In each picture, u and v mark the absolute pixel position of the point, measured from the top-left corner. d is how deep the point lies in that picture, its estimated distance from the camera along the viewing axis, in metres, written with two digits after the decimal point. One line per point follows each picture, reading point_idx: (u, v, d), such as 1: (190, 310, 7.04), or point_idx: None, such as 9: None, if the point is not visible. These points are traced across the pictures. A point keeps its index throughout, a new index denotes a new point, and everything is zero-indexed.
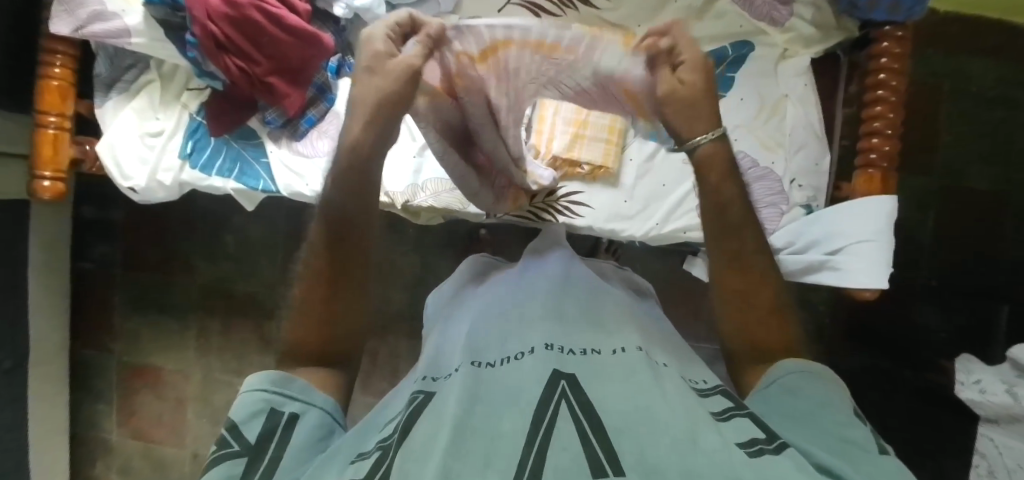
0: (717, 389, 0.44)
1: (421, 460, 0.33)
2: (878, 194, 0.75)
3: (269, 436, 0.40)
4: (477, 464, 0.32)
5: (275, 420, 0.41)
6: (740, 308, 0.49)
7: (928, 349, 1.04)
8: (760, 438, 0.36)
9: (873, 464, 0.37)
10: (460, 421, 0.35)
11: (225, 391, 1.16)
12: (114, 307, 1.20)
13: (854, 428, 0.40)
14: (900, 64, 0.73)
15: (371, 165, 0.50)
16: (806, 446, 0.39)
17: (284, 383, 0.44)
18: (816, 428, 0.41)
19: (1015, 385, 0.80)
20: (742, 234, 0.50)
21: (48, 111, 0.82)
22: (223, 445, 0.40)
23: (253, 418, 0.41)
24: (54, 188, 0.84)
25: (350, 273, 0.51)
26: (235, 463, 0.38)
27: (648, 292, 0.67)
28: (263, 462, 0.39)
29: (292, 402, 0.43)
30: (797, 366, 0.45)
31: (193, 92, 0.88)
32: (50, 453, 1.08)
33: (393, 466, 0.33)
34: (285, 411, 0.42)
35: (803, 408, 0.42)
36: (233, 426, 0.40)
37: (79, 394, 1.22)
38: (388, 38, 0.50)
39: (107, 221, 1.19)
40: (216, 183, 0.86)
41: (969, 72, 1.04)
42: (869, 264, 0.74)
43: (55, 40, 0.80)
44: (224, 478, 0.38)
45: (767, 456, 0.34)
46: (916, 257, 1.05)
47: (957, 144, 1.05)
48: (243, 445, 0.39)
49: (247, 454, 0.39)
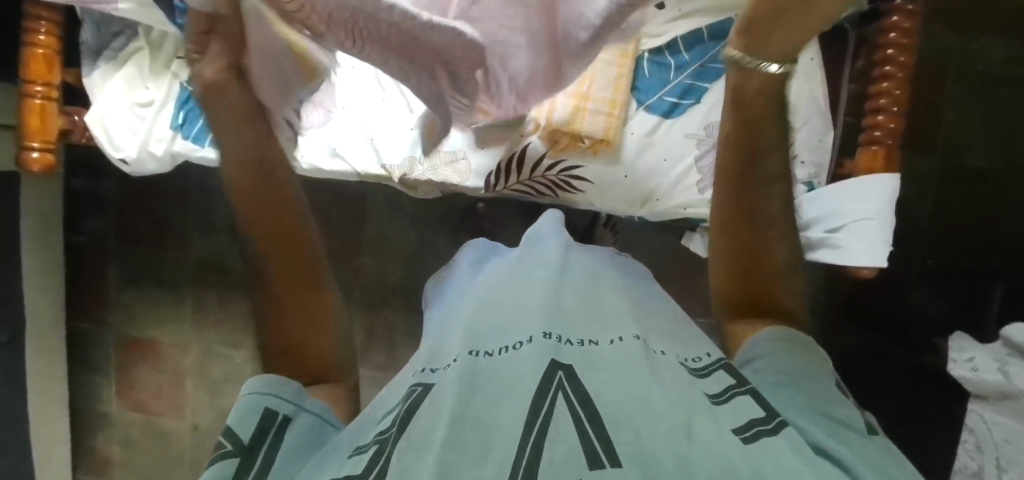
0: (717, 367, 0.44)
1: (419, 453, 0.33)
2: (880, 172, 0.74)
3: (264, 432, 0.41)
4: (473, 458, 0.32)
5: (270, 420, 0.42)
6: (737, 273, 0.47)
7: (920, 327, 1.01)
8: (758, 419, 0.37)
9: (864, 445, 0.37)
10: (458, 412, 0.35)
11: (223, 364, 1.16)
12: (109, 280, 1.19)
13: (843, 408, 0.40)
14: (909, 39, 0.71)
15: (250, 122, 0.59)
16: (804, 425, 0.38)
17: (276, 387, 0.46)
18: (809, 404, 0.40)
19: (1007, 364, 0.84)
20: (750, 191, 0.45)
21: (35, 81, 0.80)
22: (219, 446, 0.40)
23: (249, 419, 0.42)
24: (43, 160, 0.82)
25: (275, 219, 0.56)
26: (229, 462, 0.39)
27: (642, 282, 0.65)
28: (256, 462, 0.39)
29: (286, 404, 0.44)
30: (791, 339, 0.46)
31: (183, 60, 0.85)
32: (50, 424, 1.09)
33: (390, 460, 0.34)
34: (280, 412, 0.43)
35: (801, 377, 0.43)
36: (227, 430, 0.41)
37: (77, 366, 1.22)
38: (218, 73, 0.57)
39: (97, 193, 1.17)
40: (208, 154, 0.84)
41: (977, 49, 1.02)
42: (870, 242, 0.74)
43: (38, 6, 0.77)
44: (217, 476, 0.38)
45: (763, 440, 0.34)
46: (911, 236, 1.07)
47: (959, 122, 1.04)
48: (237, 445, 0.40)
49: (240, 454, 0.39)
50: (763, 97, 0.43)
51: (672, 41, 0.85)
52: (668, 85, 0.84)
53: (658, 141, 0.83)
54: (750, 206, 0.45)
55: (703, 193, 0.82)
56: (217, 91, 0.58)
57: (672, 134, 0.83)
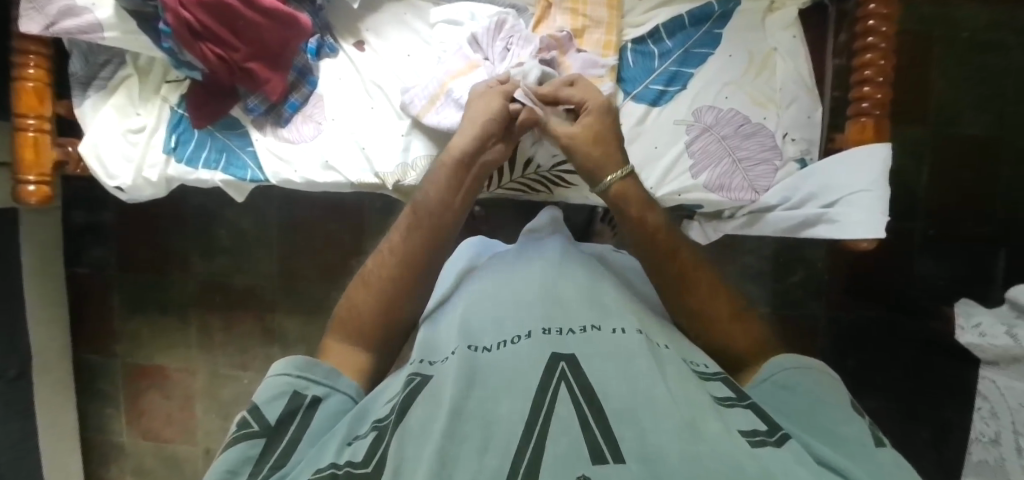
0: (718, 376, 0.44)
1: (420, 444, 0.34)
2: (872, 142, 0.74)
3: (290, 415, 0.43)
4: (474, 448, 0.33)
5: (298, 402, 0.44)
6: (706, 322, 0.54)
7: (926, 295, 1.05)
8: (761, 429, 0.36)
9: (870, 459, 0.38)
10: (457, 403, 0.35)
11: (233, 385, 1.16)
12: (114, 309, 1.19)
13: (846, 424, 0.41)
14: (889, 9, 0.72)
15: (467, 158, 0.65)
16: (809, 440, 0.39)
17: (308, 368, 0.46)
18: (816, 423, 0.42)
19: (1014, 327, 0.81)
20: (681, 257, 0.57)
21: (27, 114, 0.80)
22: (245, 424, 0.41)
23: (276, 399, 0.43)
24: (40, 192, 0.83)
25: (416, 247, 0.58)
26: (254, 443, 0.40)
27: (631, 275, 0.62)
28: (277, 448, 0.41)
29: (317, 386, 0.45)
30: (795, 361, 0.47)
31: (172, 84, 0.86)
32: (62, 458, 1.09)
33: (391, 450, 0.34)
34: (308, 394, 0.44)
35: (800, 402, 0.44)
36: (255, 407, 0.42)
37: (86, 398, 1.22)
38: (489, 89, 0.71)
39: (98, 224, 1.17)
40: (203, 176, 0.85)
41: (960, 17, 1.03)
42: (871, 215, 0.72)
43: (26, 39, 0.78)
44: (244, 455, 0.39)
45: (769, 446, 0.34)
46: (912, 206, 1.05)
47: (950, 91, 1.04)
48: (263, 426, 0.41)
49: (266, 435, 0.41)
50: (628, 192, 0.62)
51: (654, 30, 0.85)
52: (654, 74, 0.85)
53: (647, 130, 0.83)
54: (683, 270, 0.56)
55: (697, 178, 0.80)
56: (486, 96, 0.69)
57: (661, 124, 0.83)
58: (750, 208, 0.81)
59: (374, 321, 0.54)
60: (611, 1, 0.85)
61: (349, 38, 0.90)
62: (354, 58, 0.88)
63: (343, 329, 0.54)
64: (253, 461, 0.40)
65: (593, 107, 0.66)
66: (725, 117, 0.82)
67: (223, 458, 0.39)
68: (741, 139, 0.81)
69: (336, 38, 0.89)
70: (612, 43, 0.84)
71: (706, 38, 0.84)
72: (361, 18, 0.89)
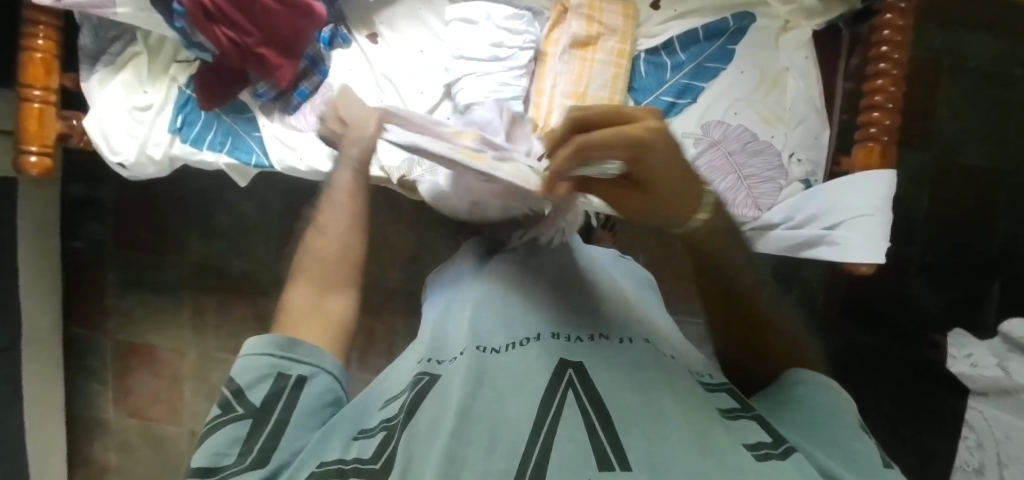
0: (724, 386, 0.44)
1: (429, 442, 0.34)
2: (876, 168, 0.74)
3: (275, 397, 0.42)
4: (483, 447, 0.33)
5: (282, 383, 0.43)
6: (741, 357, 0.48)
7: (919, 323, 1.05)
8: (767, 442, 0.35)
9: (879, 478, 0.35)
10: (466, 404, 0.35)
11: (223, 368, 1.15)
12: (107, 285, 1.19)
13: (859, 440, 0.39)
14: (903, 36, 0.72)
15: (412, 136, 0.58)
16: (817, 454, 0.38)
17: (289, 347, 0.44)
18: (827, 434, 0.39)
19: (1005, 359, 0.82)
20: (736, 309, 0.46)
21: (33, 84, 0.80)
22: (229, 407, 0.41)
23: (260, 383, 0.42)
24: (41, 165, 0.82)
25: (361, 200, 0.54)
26: (240, 424, 0.40)
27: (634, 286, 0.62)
28: (264, 430, 0.40)
29: (300, 365, 0.44)
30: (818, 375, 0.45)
31: (182, 64, 0.86)
32: (47, 432, 1.08)
33: (399, 448, 0.35)
34: (292, 374, 0.43)
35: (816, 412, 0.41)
36: (238, 391, 0.42)
37: (73, 373, 1.21)
38: None
39: (97, 199, 1.16)
40: (208, 157, 0.83)
41: (971, 48, 1.03)
42: (870, 239, 0.73)
43: (38, 10, 0.77)
44: (231, 438, 0.39)
45: (774, 460, 0.33)
46: (912, 232, 1.06)
47: (955, 121, 1.05)
48: (249, 409, 0.41)
49: (252, 417, 0.41)
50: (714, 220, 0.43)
51: (668, 42, 0.86)
52: (665, 85, 0.85)
53: None
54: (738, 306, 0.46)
55: None
56: None
57: None
58: (751, 224, 0.80)
59: (340, 248, 0.52)
60: (627, 9, 0.86)
61: (362, 30, 0.90)
62: (366, 50, 0.88)
63: (310, 267, 0.51)
64: (241, 442, 0.40)
65: (659, 179, 0.36)
66: (732, 133, 0.82)
67: (211, 442, 0.39)
68: (747, 155, 0.81)
69: (350, 29, 0.90)
70: (625, 51, 0.85)
71: (719, 52, 0.85)
72: (376, 12, 0.90)
